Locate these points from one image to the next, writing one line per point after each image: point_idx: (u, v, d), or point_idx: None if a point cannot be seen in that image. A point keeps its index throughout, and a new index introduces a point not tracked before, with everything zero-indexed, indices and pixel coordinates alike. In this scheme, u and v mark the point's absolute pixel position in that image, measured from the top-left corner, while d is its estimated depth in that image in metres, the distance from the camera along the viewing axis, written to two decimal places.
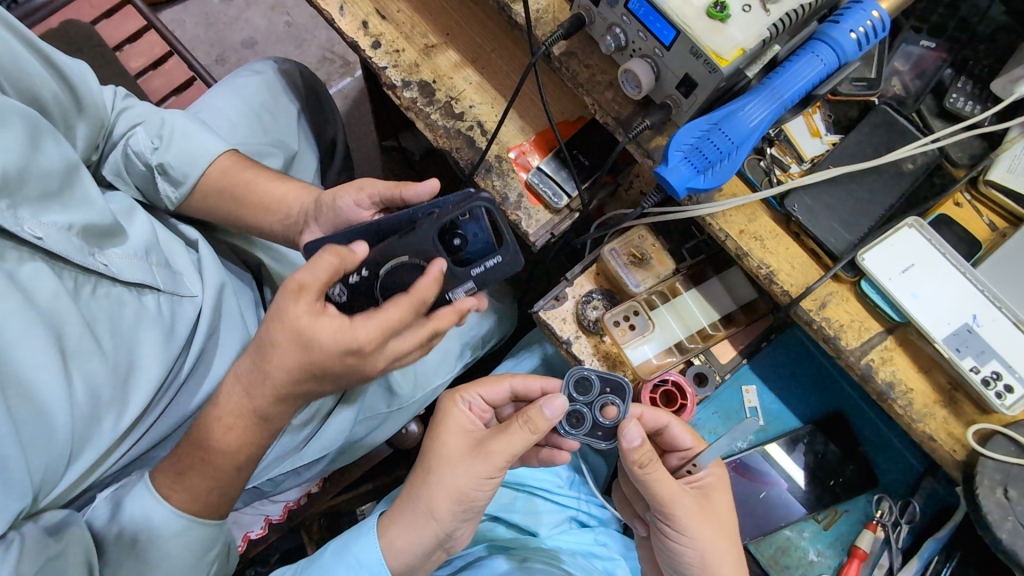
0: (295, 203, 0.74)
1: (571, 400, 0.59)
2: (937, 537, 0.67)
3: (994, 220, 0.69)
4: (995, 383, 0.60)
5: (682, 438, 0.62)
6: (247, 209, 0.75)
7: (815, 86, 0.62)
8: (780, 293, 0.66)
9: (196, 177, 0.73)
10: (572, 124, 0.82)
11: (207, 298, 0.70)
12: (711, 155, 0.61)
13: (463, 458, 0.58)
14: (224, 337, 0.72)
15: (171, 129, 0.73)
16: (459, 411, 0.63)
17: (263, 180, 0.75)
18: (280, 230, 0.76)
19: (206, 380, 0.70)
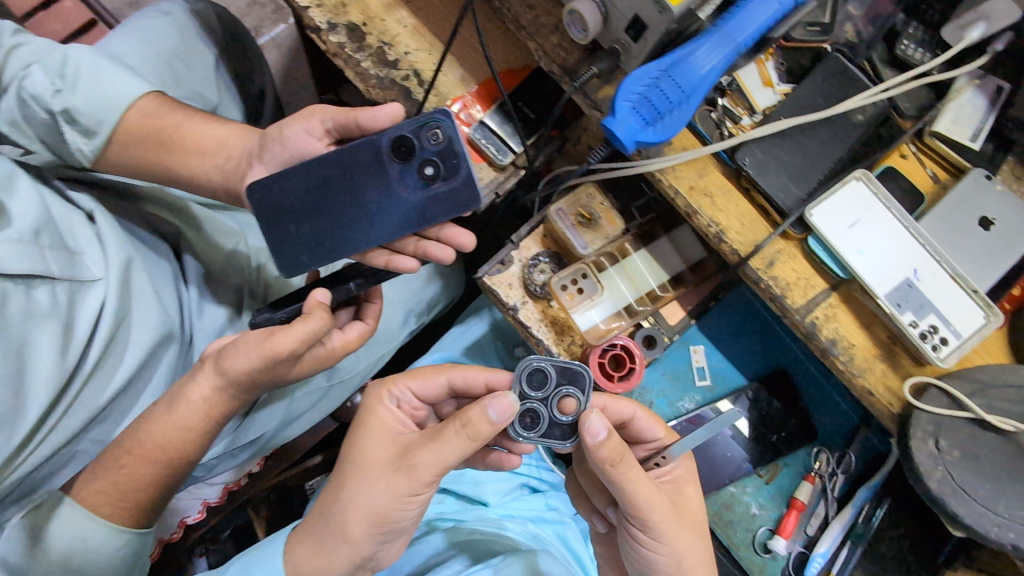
0: (238, 146, 0.66)
1: (525, 397, 0.54)
2: (869, 485, 0.69)
3: (937, 173, 0.69)
4: (932, 336, 0.61)
5: (648, 430, 0.61)
6: (172, 161, 0.65)
7: (768, 29, 0.59)
8: (729, 252, 0.65)
9: (111, 125, 0.63)
10: (516, 73, 0.75)
11: (112, 278, 0.62)
12: (660, 105, 0.55)
13: (385, 470, 0.54)
14: (138, 319, 0.64)
15: (79, 66, 0.62)
16: (385, 411, 0.59)
17: (196, 124, 0.66)
18: (219, 179, 0.66)
19: (122, 366, 0.63)
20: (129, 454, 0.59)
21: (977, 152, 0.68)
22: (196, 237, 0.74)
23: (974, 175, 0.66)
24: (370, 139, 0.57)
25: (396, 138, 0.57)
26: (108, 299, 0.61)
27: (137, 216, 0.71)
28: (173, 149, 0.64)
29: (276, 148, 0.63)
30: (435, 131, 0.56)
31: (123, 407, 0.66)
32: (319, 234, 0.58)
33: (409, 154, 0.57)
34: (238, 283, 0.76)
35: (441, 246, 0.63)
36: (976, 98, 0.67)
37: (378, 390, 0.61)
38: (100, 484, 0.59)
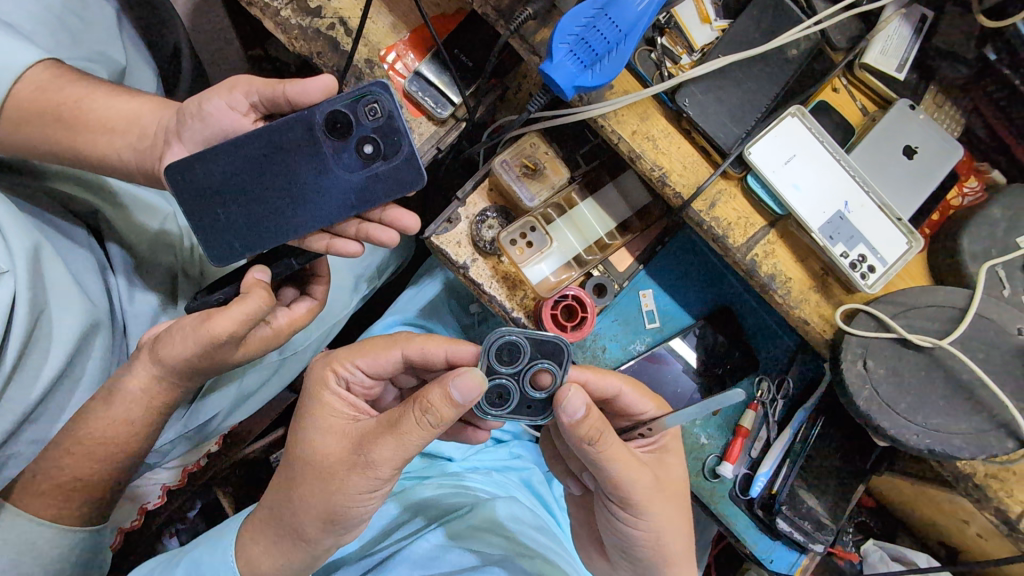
0: (151, 120, 0.60)
1: (496, 371, 0.51)
2: (806, 406, 0.75)
3: (866, 104, 0.71)
4: (860, 265, 0.65)
5: (637, 403, 0.60)
6: (78, 140, 0.59)
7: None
8: (672, 195, 0.65)
9: (1, 97, 0.56)
10: (450, 18, 0.72)
11: (22, 269, 0.55)
12: (598, 46, 0.53)
13: (343, 468, 0.53)
14: (59, 309, 0.59)
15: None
16: (333, 398, 0.58)
17: (100, 97, 0.60)
18: (133, 159, 0.61)
19: (47, 362, 0.58)
20: (70, 454, 0.57)
21: (903, 82, 0.69)
22: (115, 219, 0.69)
23: (900, 105, 0.68)
24: (301, 115, 0.53)
25: (330, 113, 0.54)
26: (20, 293, 0.55)
27: (42, 195, 0.66)
28: (78, 126, 0.59)
29: (193, 123, 0.58)
30: (372, 105, 0.54)
31: (57, 403, 0.62)
32: (250, 218, 0.54)
33: (346, 130, 0.54)
34: (169, 264, 0.72)
35: (385, 229, 0.61)
36: (903, 28, 0.68)
37: (326, 375, 0.59)
38: (43, 486, 0.58)
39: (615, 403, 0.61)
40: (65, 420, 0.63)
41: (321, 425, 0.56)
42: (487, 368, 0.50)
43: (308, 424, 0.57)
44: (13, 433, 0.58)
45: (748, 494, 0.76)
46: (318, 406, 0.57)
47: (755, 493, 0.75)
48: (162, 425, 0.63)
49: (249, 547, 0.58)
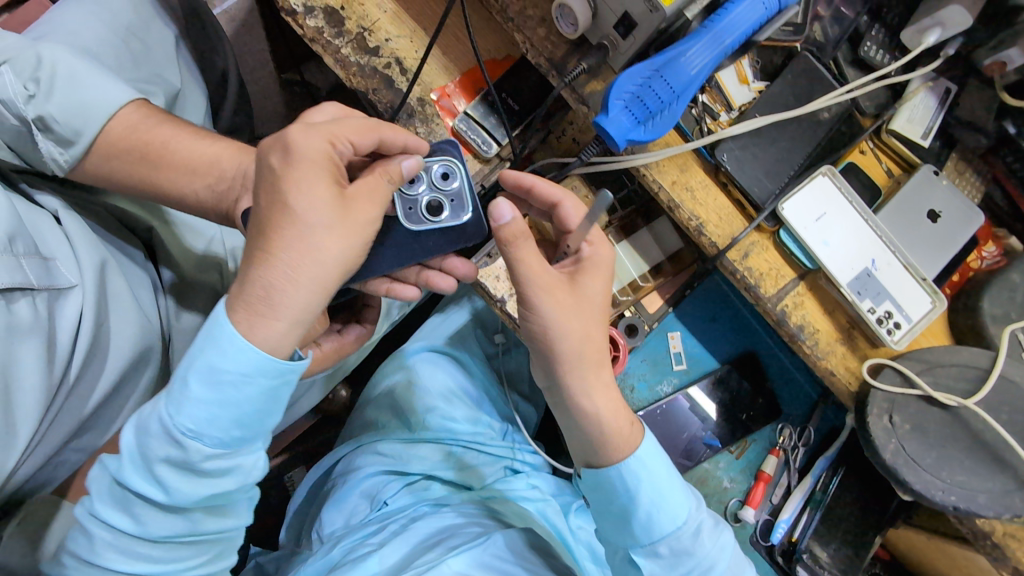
0: (231, 164, 0.60)
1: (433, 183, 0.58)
2: (827, 456, 0.76)
3: (890, 167, 0.74)
4: (886, 321, 0.67)
5: (569, 217, 0.63)
6: (160, 177, 0.59)
7: (756, 30, 0.58)
8: (708, 245, 0.68)
9: (93, 137, 0.57)
10: (500, 63, 0.75)
11: (90, 285, 0.59)
12: (652, 104, 0.56)
13: (339, 214, 0.46)
14: (118, 323, 0.62)
15: (53, 67, 0.55)
16: (323, 147, 0.48)
17: (185, 139, 0.60)
18: (209, 201, 0.60)
19: (103, 375, 0.61)
20: None
21: (927, 148, 0.73)
22: (170, 240, 0.71)
23: (924, 170, 0.72)
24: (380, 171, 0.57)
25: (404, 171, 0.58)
26: (86, 308, 0.58)
27: (106, 214, 0.68)
28: (160, 164, 0.58)
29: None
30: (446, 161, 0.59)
31: (108, 414, 0.64)
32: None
33: (417, 188, 0.58)
34: (212, 284, 0.74)
35: (445, 276, 0.64)
36: (928, 99, 0.72)
37: (295, 135, 0.48)
38: None
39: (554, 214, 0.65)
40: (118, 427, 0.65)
41: (307, 177, 0.46)
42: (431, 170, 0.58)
43: (293, 178, 0.46)
44: (67, 442, 0.60)
45: (769, 539, 0.77)
46: (307, 151, 0.47)
47: (776, 540, 0.76)
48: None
49: (224, 349, 0.42)
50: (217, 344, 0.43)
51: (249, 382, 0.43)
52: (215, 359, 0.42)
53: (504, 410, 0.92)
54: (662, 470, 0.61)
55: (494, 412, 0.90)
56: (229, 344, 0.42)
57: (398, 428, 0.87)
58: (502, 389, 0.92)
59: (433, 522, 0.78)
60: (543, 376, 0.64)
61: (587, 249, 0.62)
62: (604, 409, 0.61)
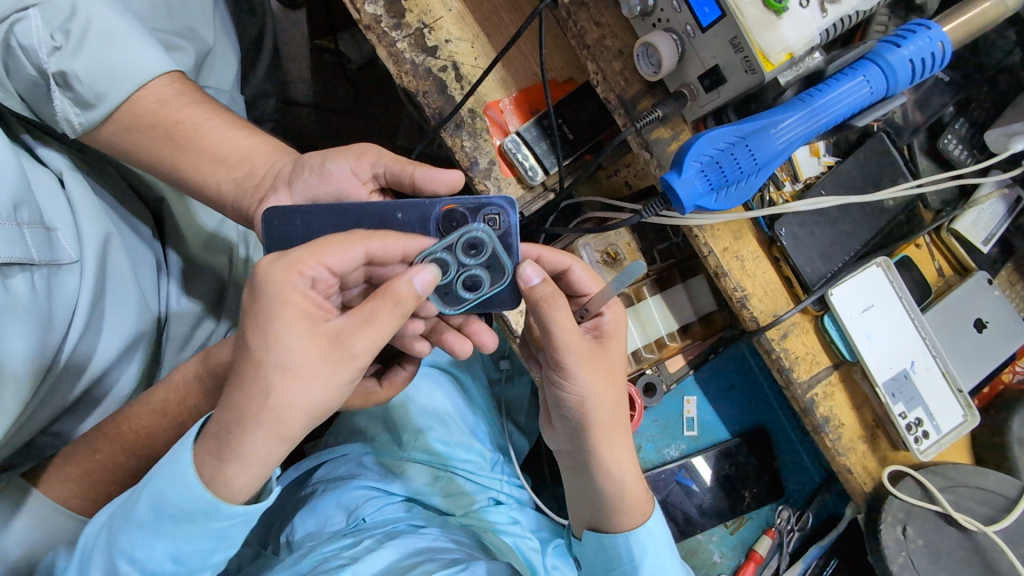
0: (264, 162, 0.59)
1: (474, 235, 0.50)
2: (821, 544, 0.73)
3: (942, 266, 0.72)
4: (916, 429, 0.64)
5: (583, 284, 0.56)
6: (185, 163, 0.58)
7: (854, 112, 0.56)
8: (748, 318, 0.63)
9: (116, 102, 0.55)
10: (561, 86, 0.70)
11: (89, 264, 0.56)
12: (730, 173, 0.53)
13: (316, 349, 0.41)
14: (115, 305, 0.58)
15: (87, 23, 0.54)
16: (293, 287, 0.41)
17: (218, 125, 0.59)
18: (231, 196, 0.59)
19: (92, 360, 0.57)
20: (107, 441, 0.57)
21: (983, 254, 0.71)
22: (182, 215, 0.67)
23: (978, 277, 0.70)
24: (423, 201, 0.49)
25: (448, 209, 0.49)
26: (83, 290, 0.55)
27: (117, 179, 0.64)
28: (187, 147, 0.58)
29: (309, 175, 0.57)
30: (492, 217, 0.49)
31: (96, 397, 0.60)
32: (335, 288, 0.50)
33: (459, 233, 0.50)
34: (219, 272, 0.69)
35: (461, 339, 0.62)
36: (997, 205, 0.69)
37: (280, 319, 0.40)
38: (72, 475, 0.57)
39: (562, 281, 0.57)
40: (102, 413, 0.61)
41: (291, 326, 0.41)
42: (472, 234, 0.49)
43: (273, 325, 0.41)
44: (50, 422, 0.58)
45: None
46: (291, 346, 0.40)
47: None
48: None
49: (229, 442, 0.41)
50: (218, 452, 0.41)
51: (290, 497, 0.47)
52: (220, 465, 0.41)
53: (497, 439, 0.86)
54: (664, 543, 0.60)
55: (488, 440, 0.85)
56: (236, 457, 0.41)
57: (388, 443, 0.82)
58: (500, 416, 0.87)
59: (413, 541, 0.73)
60: (565, 442, 0.59)
61: (610, 314, 0.56)
62: (618, 444, 0.56)
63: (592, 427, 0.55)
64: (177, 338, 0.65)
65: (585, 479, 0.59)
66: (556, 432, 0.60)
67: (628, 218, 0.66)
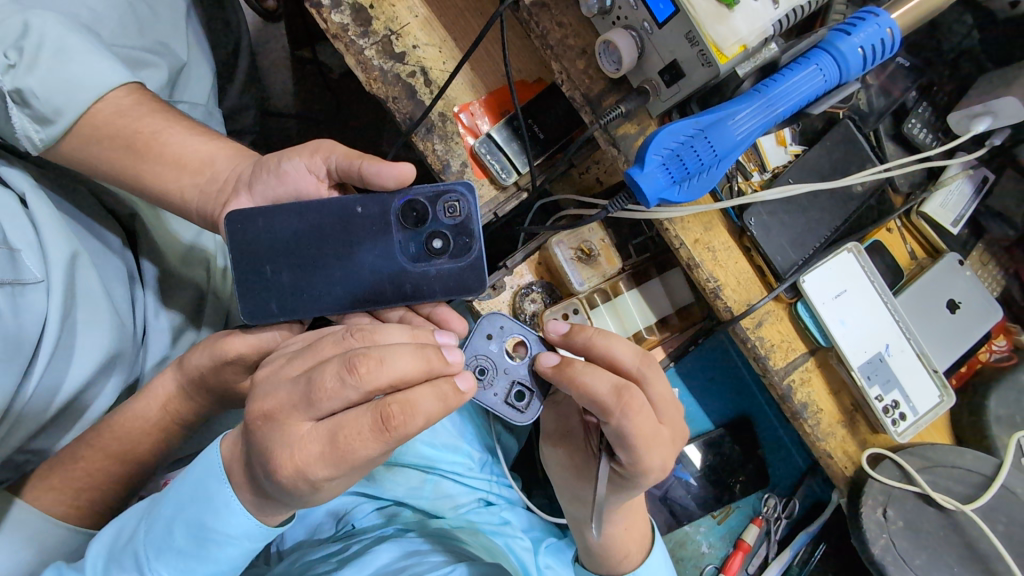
0: (224, 163, 0.58)
1: (435, 220, 0.50)
2: (809, 530, 0.74)
3: (914, 249, 0.72)
4: (893, 411, 0.65)
5: (622, 354, 0.51)
6: (154, 173, 0.58)
7: (810, 101, 0.56)
8: (722, 308, 0.64)
9: (73, 116, 0.55)
10: (530, 87, 0.71)
11: (56, 282, 0.56)
12: (691, 165, 0.53)
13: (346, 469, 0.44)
14: (85, 321, 0.58)
15: (40, 38, 0.54)
16: (302, 432, 0.43)
17: (179, 131, 0.59)
18: (194, 199, 0.58)
19: (65, 377, 0.57)
20: (92, 447, 0.57)
21: (954, 235, 0.71)
22: (155, 228, 0.67)
23: (950, 258, 0.70)
24: (387, 194, 0.49)
25: (410, 200, 0.50)
26: (51, 308, 0.55)
27: (87, 194, 0.65)
28: (153, 157, 0.58)
29: (268, 178, 0.55)
30: (453, 203, 0.50)
31: (75, 411, 0.61)
32: (297, 283, 0.49)
33: (420, 222, 0.50)
34: (196, 283, 0.69)
35: None
36: (965, 186, 0.70)
37: (282, 466, 0.43)
38: (57, 481, 0.57)
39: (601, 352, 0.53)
40: (82, 426, 0.62)
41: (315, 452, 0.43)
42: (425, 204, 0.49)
43: (298, 449, 0.43)
44: (32, 436, 0.58)
45: None
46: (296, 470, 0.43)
47: None
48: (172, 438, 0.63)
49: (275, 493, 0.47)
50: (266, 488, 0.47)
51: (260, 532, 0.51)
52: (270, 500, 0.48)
53: (485, 440, 0.87)
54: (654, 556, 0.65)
55: (476, 441, 0.86)
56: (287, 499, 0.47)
57: None
58: (487, 416, 0.88)
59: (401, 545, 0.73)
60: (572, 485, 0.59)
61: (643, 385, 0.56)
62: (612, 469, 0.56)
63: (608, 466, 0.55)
64: (155, 350, 0.66)
65: (583, 508, 0.59)
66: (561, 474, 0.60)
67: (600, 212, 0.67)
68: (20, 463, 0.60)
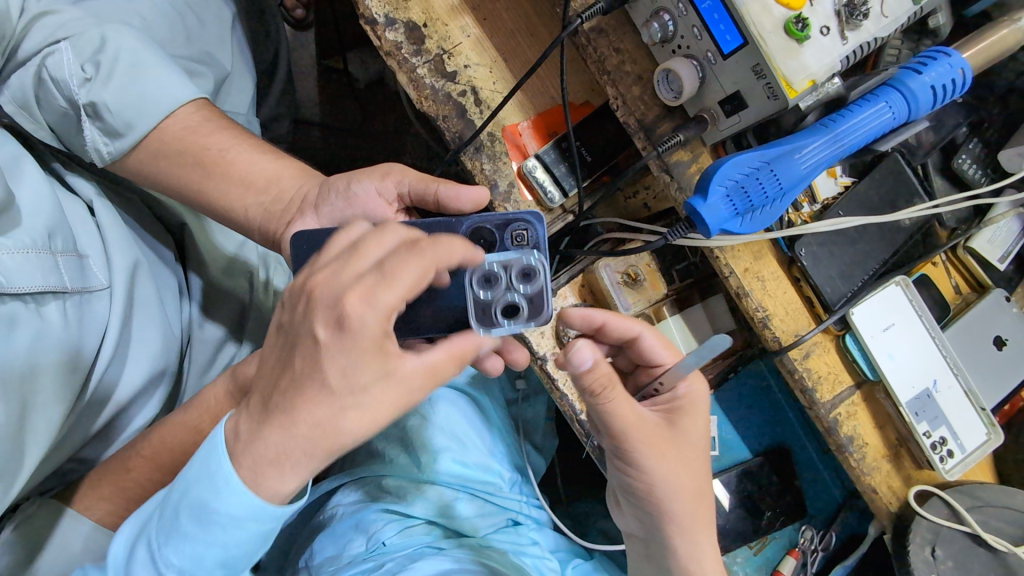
0: (290, 184, 0.59)
1: (502, 246, 0.50)
2: (846, 564, 0.73)
3: (959, 284, 0.72)
4: (940, 448, 0.64)
5: (655, 351, 0.58)
6: (211, 186, 0.58)
7: (877, 137, 0.56)
8: (770, 338, 0.64)
9: (145, 129, 0.56)
10: (578, 109, 0.71)
11: (119, 289, 0.56)
12: (756, 198, 0.53)
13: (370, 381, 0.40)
14: (142, 331, 0.58)
15: (116, 53, 0.54)
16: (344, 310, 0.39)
17: (243, 150, 0.59)
18: (258, 218, 0.59)
19: (119, 387, 0.57)
20: (139, 457, 0.57)
21: (1000, 272, 0.71)
22: (202, 239, 0.67)
23: (996, 294, 0.70)
24: (452, 222, 0.50)
25: (476, 227, 0.50)
26: (113, 317, 0.55)
27: (141, 205, 0.64)
28: (214, 171, 0.57)
29: (336, 200, 0.57)
30: (521, 232, 0.50)
31: (124, 421, 0.60)
32: None
33: (487, 248, 0.50)
34: (239, 295, 0.69)
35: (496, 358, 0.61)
36: (1012, 223, 0.70)
37: (351, 302, 0.39)
38: (104, 490, 0.56)
39: (633, 349, 0.59)
40: (128, 436, 0.61)
41: (356, 358, 0.39)
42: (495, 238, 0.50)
43: (336, 358, 0.39)
44: (81, 446, 0.58)
45: None
46: (361, 333, 0.39)
47: None
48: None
49: (281, 468, 0.41)
50: (273, 466, 0.41)
51: (239, 525, 0.43)
52: (274, 476, 0.42)
53: (516, 460, 0.86)
54: None
55: (506, 460, 0.85)
56: (295, 474, 0.42)
57: (407, 465, 0.81)
58: (517, 435, 0.87)
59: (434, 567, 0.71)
60: (636, 527, 0.60)
61: (684, 388, 0.57)
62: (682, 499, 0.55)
63: (672, 499, 0.55)
64: (199, 362, 0.65)
65: (656, 566, 0.60)
66: (627, 516, 0.61)
67: (649, 239, 0.67)
68: (67, 471, 0.60)
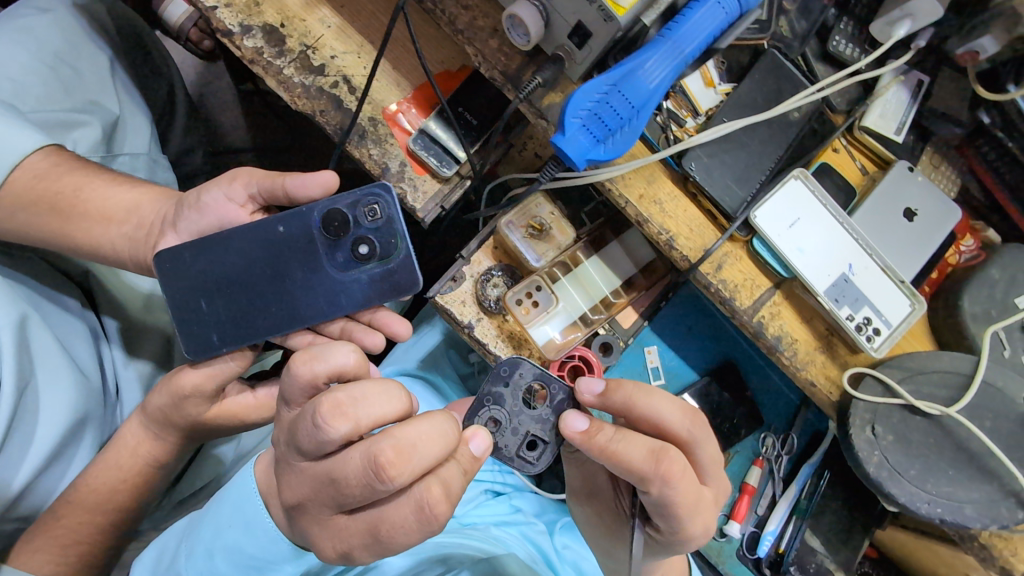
0: (149, 209, 0.60)
1: (356, 224, 0.52)
2: (811, 462, 0.75)
3: (865, 164, 0.72)
4: (866, 328, 0.65)
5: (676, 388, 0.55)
6: (73, 228, 0.59)
7: (716, 37, 0.56)
8: (679, 258, 0.65)
9: None
10: (453, 75, 0.71)
11: (8, 345, 0.57)
12: (610, 121, 0.53)
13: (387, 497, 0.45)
14: (47, 382, 0.60)
15: None
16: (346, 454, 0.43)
17: (98, 185, 0.60)
18: (126, 249, 0.60)
19: (37, 440, 0.59)
20: (68, 504, 0.60)
21: (900, 144, 0.71)
22: (108, 281, 0.70)
23: (900, 166, 0.70)
24: (304, 209, 0.52)
25: (329, 211, 0.52)
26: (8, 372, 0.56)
27: (37, 260, 0.66)
28: (73, 214, 0.59)
29: (191, 214, 0.57)
30: (373, 207, 0.52)
31: (59, 467, 0.64)
32: (232, 308, 0.52)
33: (343, 229, 0.51)
34: (162, 328, 0.73)
35: (370, 332, 0.57)
36: (900, 92, 0.70)
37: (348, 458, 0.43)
38: (38, 542, 0.58)
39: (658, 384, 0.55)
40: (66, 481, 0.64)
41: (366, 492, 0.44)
42: (347, 215, 0.51)
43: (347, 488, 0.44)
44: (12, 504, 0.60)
45: (755, 552, 0.76)
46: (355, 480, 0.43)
47: (762, 554, 0.75)
48: (154, 484, 0.66)
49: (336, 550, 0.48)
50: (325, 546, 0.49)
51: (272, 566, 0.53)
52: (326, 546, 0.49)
53: None
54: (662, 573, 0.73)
55: None
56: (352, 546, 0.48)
57: None
58: None
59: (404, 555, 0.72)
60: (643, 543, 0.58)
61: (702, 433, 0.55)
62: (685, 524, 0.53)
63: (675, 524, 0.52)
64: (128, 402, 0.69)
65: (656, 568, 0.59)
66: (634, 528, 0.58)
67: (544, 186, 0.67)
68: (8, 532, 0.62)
